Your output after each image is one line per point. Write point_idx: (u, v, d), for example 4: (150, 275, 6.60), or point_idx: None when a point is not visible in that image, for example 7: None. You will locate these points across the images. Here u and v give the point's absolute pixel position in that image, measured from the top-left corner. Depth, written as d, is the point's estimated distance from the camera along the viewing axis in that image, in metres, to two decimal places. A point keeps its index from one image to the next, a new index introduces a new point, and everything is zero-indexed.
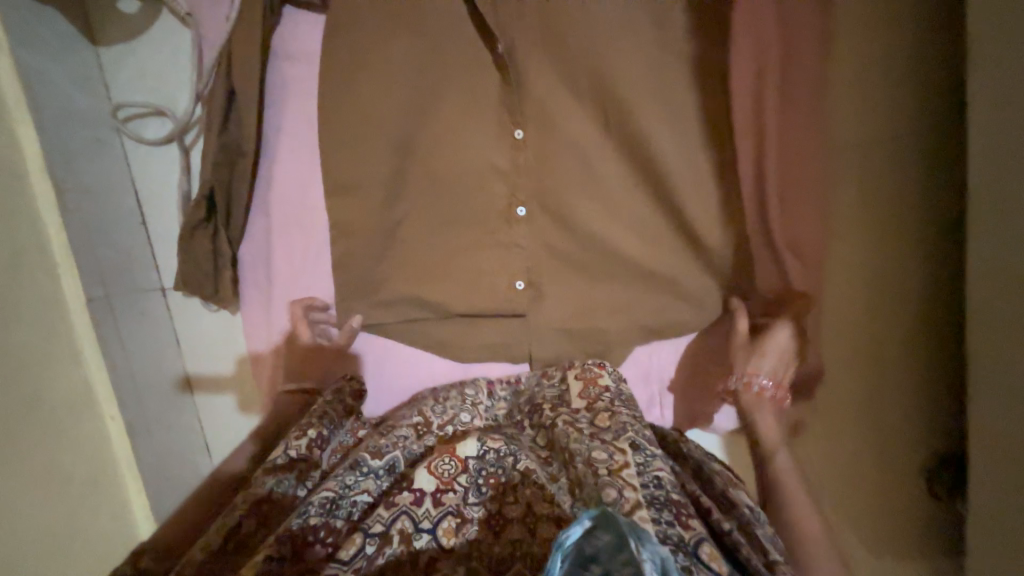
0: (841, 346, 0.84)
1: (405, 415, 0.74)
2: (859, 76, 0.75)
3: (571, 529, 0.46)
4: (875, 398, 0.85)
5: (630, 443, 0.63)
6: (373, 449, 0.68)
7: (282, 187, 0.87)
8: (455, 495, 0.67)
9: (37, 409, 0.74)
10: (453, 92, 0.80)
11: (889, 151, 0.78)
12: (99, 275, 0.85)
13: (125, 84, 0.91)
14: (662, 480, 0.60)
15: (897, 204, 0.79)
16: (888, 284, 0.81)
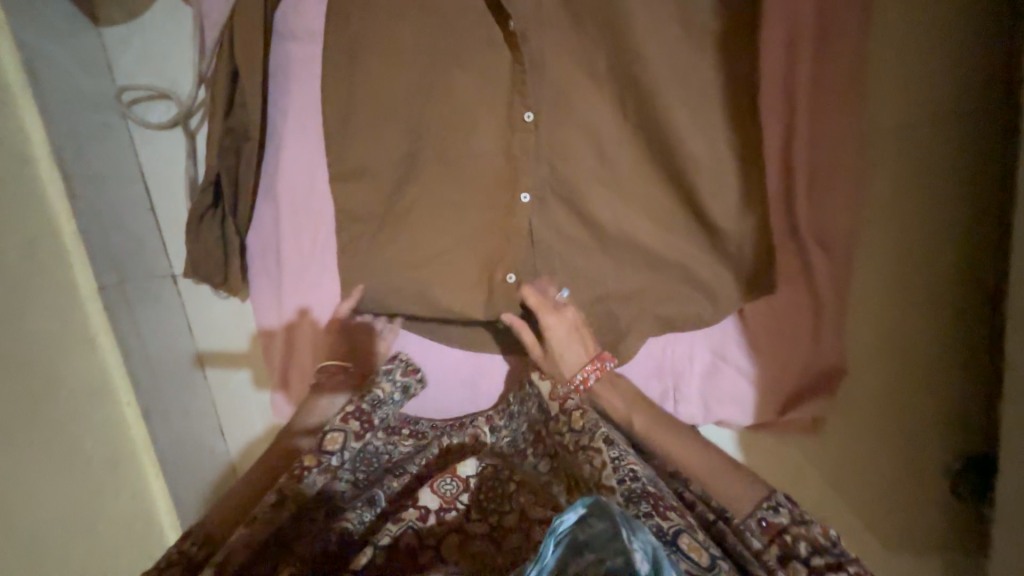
0: (866, 341, 0.80)
1: (411, 455, 0.74)
2: (898, 53, 0.71)
3: (564, 514, 0.42)
4: (900, 395, 0.81)
5: (602, 440, 0.62)
6: (387, 486, 0.69)
7: (290, 172, 0.86)
8: (458, 512, 0.67)
9: (55, 393, 0.75)
10: (461, 72, 0.76)
11: (931, 135, 0.72)
12: (112, 264, 0.84)
13: (130, 67, 0.88)
14: (637, 473, 0.59)
15: (936, 192, 0.74)
16: (920, 277, 0.76)
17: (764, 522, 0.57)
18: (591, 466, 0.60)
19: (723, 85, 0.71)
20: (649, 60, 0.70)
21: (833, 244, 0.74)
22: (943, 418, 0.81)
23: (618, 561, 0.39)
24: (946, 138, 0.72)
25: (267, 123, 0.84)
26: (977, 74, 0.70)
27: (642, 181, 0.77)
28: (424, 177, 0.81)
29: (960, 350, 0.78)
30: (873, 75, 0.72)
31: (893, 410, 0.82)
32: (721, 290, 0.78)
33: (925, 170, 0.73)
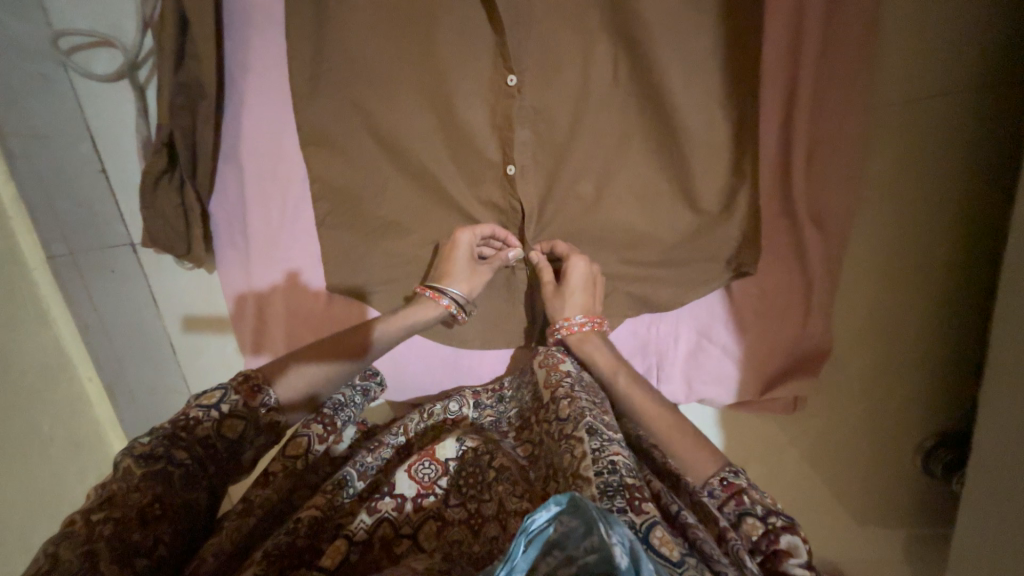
0: (858, 315, 0.78)
1: (390, 432, 0.67)
2: (914, 12, 0.64)
3: (537, 514, 0.36)
4: (881, 377, 0.81)
5: (586, 430, 0.55)
6: (360, 468, 0.61)
7: (254, 134, 0.78)
8: (437, 498, 0.61)
9: (10, 371, 0.73)
10: (439, 26, 0.69)
11: (938, 106, 0.68)
12: (59, 231, 0.79)
13: (66, 7, 0.76)
14: (619, 465, 0.51)
15: (936, 167, 0.70)
16: (914, 256, 0.74)
17: (725, 481, 0.54)
18: (571, 457, 0.54)
19: (724, 47, 0.66)
20: (645, 17, 0.64)
21: (829, 222, 0.71)
22: (923, 396, 0.81)
23: (592, 559, 0.36)
24: (962, 101, 0.67)
25: (225, 79, 0.75)
26: (1005, 32, 0.64)
27: (634, 153, 0.73)
28: (400, 144, 0.75)
29: (948, 322, 0.77)
30: (892, 35, 0.65)
31: (873, 389, 0.82)
32: (710, 270, 0.75)
33: (933, 140, 0.69)
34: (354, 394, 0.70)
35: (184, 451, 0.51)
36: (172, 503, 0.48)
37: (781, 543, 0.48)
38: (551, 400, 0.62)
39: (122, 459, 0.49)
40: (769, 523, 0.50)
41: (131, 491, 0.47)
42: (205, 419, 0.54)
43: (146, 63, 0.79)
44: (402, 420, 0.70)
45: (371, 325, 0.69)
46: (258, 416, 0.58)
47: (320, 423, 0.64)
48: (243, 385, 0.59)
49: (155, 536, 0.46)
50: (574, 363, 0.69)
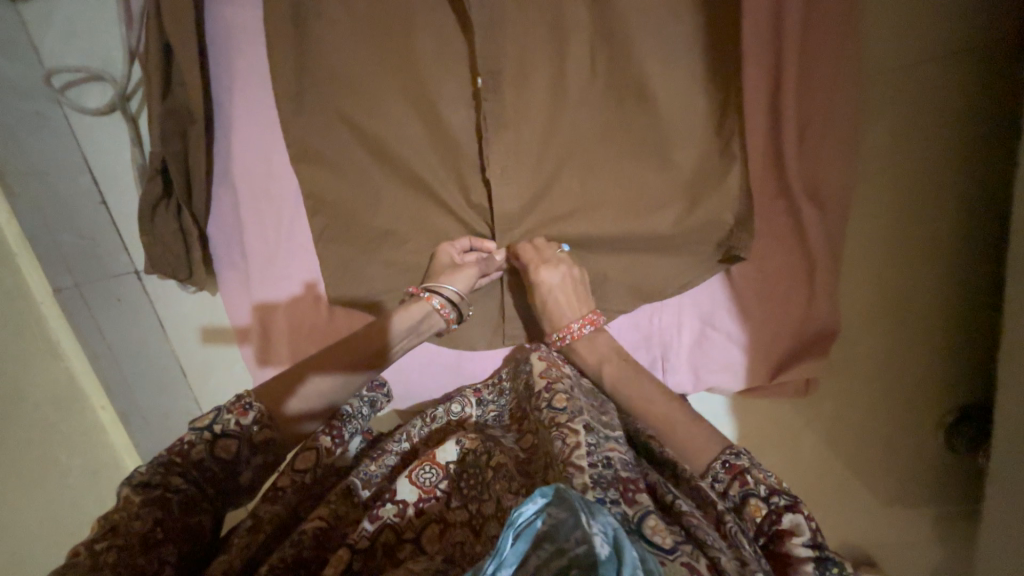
0: (863, 293, 0.77)
1: (393, 439, 0.68)
2: None
3: (524, 506, 0.37)
4: (894, 357, 0.79)
5: (582, 424, 0.56)
6: (363, 476, 0.62)
7: (244, 155, 0.79)
8: (437, 502, 0.60)
9: (24, 407, 0.73)
10: (416, 35, 0.70)
11: (932, 77, 0.66)
12: (64, 263, 0.80)
13: (58, 48, 0.78)
14: (613, 460, 0.53)
15: (936, 138, 0.69)
16: (919, 231, 0.72)
17: (726, 464, 0.54)
18: (563, 446, 0.53)
19: (702, 30, 0.66)
20: (621, 7, 0.65)
21: (826, 197, 0.69)
22: (940, 372, 0.78)
23: (581, 552, 0.35)
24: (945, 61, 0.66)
25: (214, 102, 0.77)
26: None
27: (622, 142, 0.72)
28: (388, 152, 0.75)
29: (959, 296, 0.74)
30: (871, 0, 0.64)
31: (889, 370, 0.79)
32: (708, 255, 0.74)
33: (930, 110, 0.68)
34: (361, 406, 0.69)
35: (179, 477, 0.52)
36: (173, 528, 0.49)
37: (783, 523, 0.48)
38: (546, 392, 0.63)
39: (122, 490, 0.50)
40: (772, 503, 0.49)
41: (132, 521, 0.47)
42: (196, 443, 0.55)
43: (136, 94, 0.81)
44: (406, 426, 0.70)
45: (375, 326, 0.68)
46: (250, 435, 0.57)
47: (327, 433, 0.63)
48: (236, 403, 0.58)
49: (159, 558, 0.47)
50: (573, 370, 0.70)
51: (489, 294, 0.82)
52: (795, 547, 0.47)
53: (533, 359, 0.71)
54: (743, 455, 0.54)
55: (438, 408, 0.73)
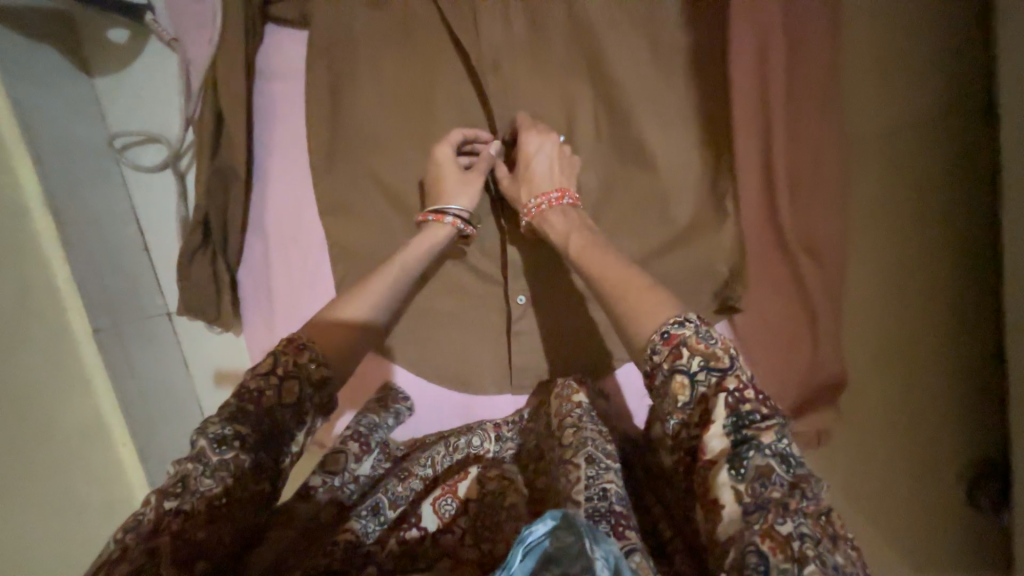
0: (866, 334, 0.77)
1: (419, 463, 0.67)
2: (875, 61, 0.71)
3: (535, 526, 0.37)
4: (911, 409, 0.77)
5: (584, 457, 0.56)
6: (391, 496, 0.62)
7: (278, 208, 0.87)
8: (455, 536, 0.61)
9: (53, 443, 0.75)
10: (438, 103, 0.78)
11: (919, 144, 0.71)
12: (105, 307, 0.85)
13: (121, 116, 0.91)
14: (610, 493, 0.52)
15: (927, 201, 0.72)
16: (918, 288, 0.74)
17: (675, 345, 0.51)
18: (566, 481, 0.55)
19: (695, 101, 0.73)
20: (621, 82, 0.72)
21: (823, 250, 0.72)
22: (950, 422, 0.76)
23: None
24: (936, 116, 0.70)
25: (255, 161, 0.85)
26: (973, 79, 0.68)
27: (625, 198, 0.76)
28: (409, 206, 0.82)
29: (969, 357, 0.74)
30: (853, 69, 0.71)
31: (905, 423, 0.78)
32: (711, 304, 0.76)
33: (919, 175, 0.72)
34: (388, 417, 0.74)
35: (247, 428, 0.52)
36: (239, 500, 0.51)
37: (761, 425, 0.46)
38: (558, 428, 0.63)
39: (196, 439, 0.50)
40: (744, 409, 0.46)
41: (203, 479, 0.49)
42: (265, 388, 0.54)
43: (187, 154, 0.91)
44: (430, 451, 0.69)
45: (380, 328, 0.66)
46: (308, 374, 0.57)
47: (357, 440, 0.67)
48: (289, 344, 0.58)
49: (217, 536, 0.49)
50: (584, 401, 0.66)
51: (498, 338, 0.84)
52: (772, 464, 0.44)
53: (552, 396, 0.70)
54: (760, 396, 0.48)
55: (460, 437, 0.72)
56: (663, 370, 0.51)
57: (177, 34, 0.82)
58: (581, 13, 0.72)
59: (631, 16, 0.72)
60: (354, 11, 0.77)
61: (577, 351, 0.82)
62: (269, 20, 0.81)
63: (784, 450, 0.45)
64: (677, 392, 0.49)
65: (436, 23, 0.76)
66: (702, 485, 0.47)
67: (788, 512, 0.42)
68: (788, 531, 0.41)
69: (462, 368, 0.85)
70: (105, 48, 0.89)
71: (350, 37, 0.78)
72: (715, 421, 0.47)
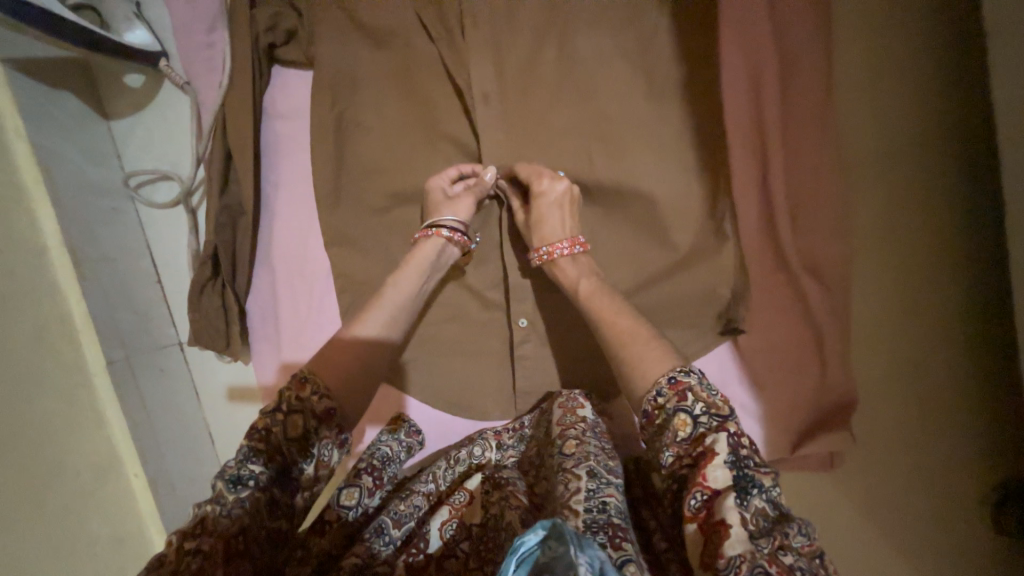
0: (874, 341, 0.75)
1: (421, 480, 0.69)
2: (869, 64, 0.70)
3: (526, 537, 0.37)
4: (924, 429, 0.75)
5: (586, 470, 0.55)
6: (394, 516, 0.62)
7: (284, 238, 0.89)
8: (458, 560, 0.60)
9: (67, 479, 0.76)
10: (437, 136, 0.80)
11: (906, 150, 0.71)
12: (118, 340, 0.87)
13: (136, 156, 0.96)
14: (609, 506, 0.51)
15: (919, 204, 0.71)
16: (912, 297, 0.73)
17: (672, 379, 0.55)
18: (565, 489, 0.54)
19: (691, 125, 0.74)
20: (616, 109, 0.74)
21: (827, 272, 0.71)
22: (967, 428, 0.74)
23: None
24: (926, 129, 0.70)
25: (262, 195, 0.88)
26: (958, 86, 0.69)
27: (622, 222, 0.77)
28: (411, 235, 0.83)
29: (976, 370, 0.72)
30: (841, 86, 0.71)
31: (914, 440, 0.75)
32: (713, 325, 0.75)
33: (910, 181, 0.71)
34: (400, 450, 0.74)
35: (261, 465, 0.54)
36: (255, 537, 0.52)
37: (761, 468, 0.48)
38: (557, 436, 0.64)
39: (216, 483, 0.53)
40: (747, 453, 0.49)
41: (224, 515, 0.50)
42: (272, 425, 0.56)
43: (197, 190, 0.95)
44: (432, 467, 0.72)
45: (393, 345, 0.67)
46: (312, 406, 0.58)
47: (369, 474, 0.67)
48: (296, 380, 0.59)
49: (235, 570, 0.48)
50: (593, 412, 0.68)
51: (501, 365, 0.84)
52: (773, 508, 0.47)
53: (553, 405, 0.71)
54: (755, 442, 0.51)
55: (461, 450, 0.74)
56: (666, 410, 0.54)
57: (188, 78, 0.86)
58: (575, 46, 0.74)
59: (624, 46, 0.73)
60: (356, 51, 0.80)
61: (580, 377, 0.82)
62: (274, 62, 0.85)
63: (775, 495, 0.48)
64: (679, 428, 0.52)
65: (435, 59, 0.78)
66: (703, 511, 0.47)
67: (785, 546, 0.45)
68: (789, 560, 0.43)
69: (465, 395, 0.85)
70: (122, 92, 0.94)
71: (353, 76, 0.81)
72: (718, 454, 0.48)
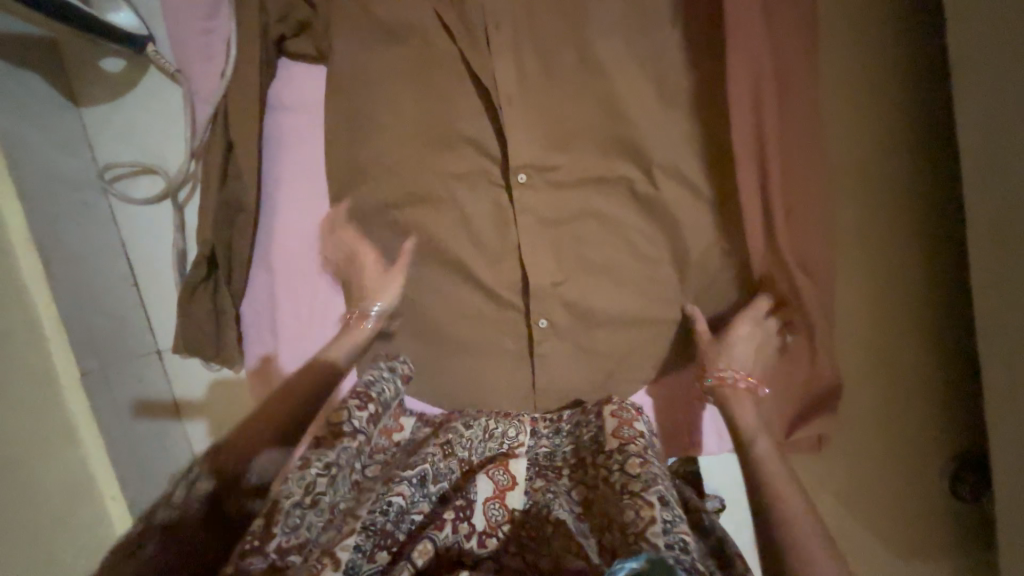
0: (859, 316, 0.84)
1: (461, 443, 0.69)
2: (849, 59, 0.80)
3: (624, 564, 0.45)
4: (892, 393, 0.84)
5: (658, 497, 0.56)
6: (436, 473, 0.64)
7: (286, 239, 0.84)
8: (497, 543, 0.62)
9: (38, 504, 0.68)
10: (453, 134, 0.80)
11: (882, 133, 0.81)
12: (93, 347, 0.79)
13: (111, 145, 0.88)
14: (688, 545, 0.54)
15: (891, 180, 0.81)
16: (887, 265, 0.82)
17: None
18: (638, 517, 0.55)
19: (696, 135, 0.80)
20: (629, 117, 0.79)
21: (817, 270, 0.78)
22: (936, 378, 0.84)
23: None
24: (900, 113, 0.80)
25: (263, 192, 0.83)
26: (924, 75, 0.79)
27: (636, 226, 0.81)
28: (426, 235, 0.83)
29: (941, 324, 0.83)
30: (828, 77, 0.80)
31: (888, 404, 0.85)
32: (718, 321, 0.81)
33: (885, 160, 0.81)
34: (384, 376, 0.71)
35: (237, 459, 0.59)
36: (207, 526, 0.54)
37: None
38: (619, 451, 0.64)
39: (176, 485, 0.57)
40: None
41: (164, 509, 0.54)
42: (251, 429, 0.64)
43: (186, 185, 0.89)
44: (472, 429, 0.72)
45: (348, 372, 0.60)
46: (297, 416, 0.67)
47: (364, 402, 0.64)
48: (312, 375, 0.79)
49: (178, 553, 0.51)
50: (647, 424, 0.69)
51: (516, 363, 0.85)
52: None
53: (605, 414, 0.71)
54: None
55: (483, 421, 0.74)
56: None
57: (180, 66, 0.81)
58: (591, 55, 0.78)
59: (637, 57, 0.78)
60: (369, 48, 0.79)
61: (595, 373, 0.84)
62: (281, 54, 0.82)
63: None
64: None
65: (452, 60, 0.79)
66: None
67: None
68: None
69: (479, 397, 0.84)
70: (95, 75, 0.86)
71: (367, 73, 0.80)
72: None
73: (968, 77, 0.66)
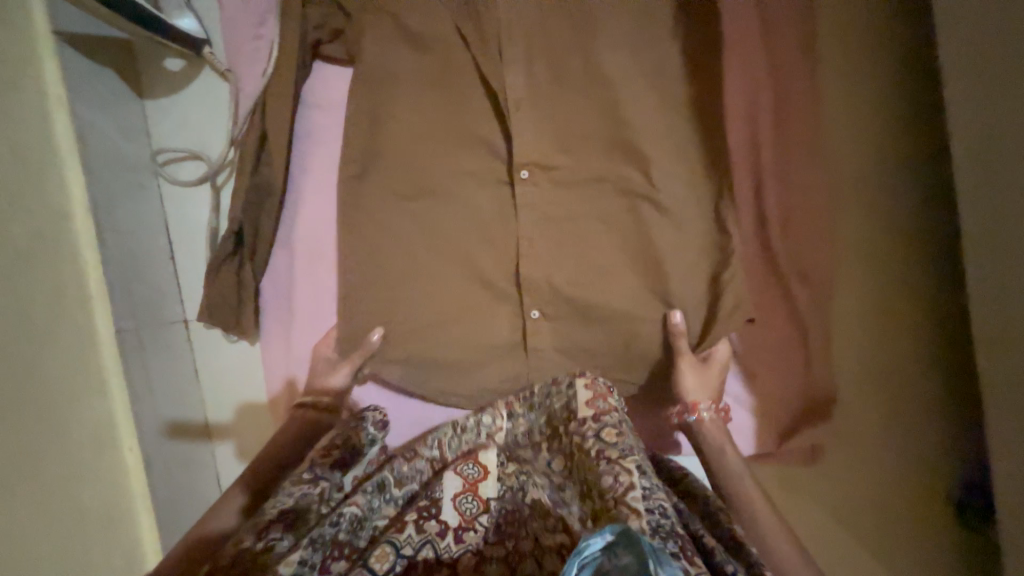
0: (858, 326, 0.84)
1: (425, 445, 0.75)
2: (850, 70, 0.82)
3: (591, 538, 0.45)
4: (891, 405, 0.84)
5: (636, 466, 0.58)
6: (397, 474, 0.70)
7: (307, 225, 0.92)
8: (477, 534, 0.69)
9: (65, 446, 0.74)
10: (464, 134, 0.87)
11: (884, 141, 0.82)
12: (129, 310, 0.87)
13: (166, 134, 0.99)
14: (667, 510, 0.55)
15: (891, 187, 0.83)
16: (890, 273, 0.83)
17: None
18: (617, 483, 0.57)
19: (699, 141, 0.82)
20: (634, 120, 0.81)
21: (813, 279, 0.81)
22: (938, 389, 0.83)
23: None
24: (899, 122, 0.82)
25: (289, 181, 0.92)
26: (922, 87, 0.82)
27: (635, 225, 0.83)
28: (434, 226, 0.88)
29: (944, 333, 0.82)
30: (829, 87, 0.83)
31: (891, 415, 0.83)
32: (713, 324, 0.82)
33: (887, 167, 0.82)
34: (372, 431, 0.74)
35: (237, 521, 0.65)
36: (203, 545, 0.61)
37: None
38: (592, 420, 0.65)
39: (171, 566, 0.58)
40: None
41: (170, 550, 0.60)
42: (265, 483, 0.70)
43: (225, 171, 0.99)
44: (437, 433, 0.77)
45: None
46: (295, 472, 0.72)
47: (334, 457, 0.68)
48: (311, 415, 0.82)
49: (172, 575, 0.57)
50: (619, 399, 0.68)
51: (510, 352, 0.87)
52: None
53: (578, 384, 0.69)
54: None
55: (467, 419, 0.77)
56: None
57: (229, 64, 0.91)
58: (599, 60, 0.81)
59: (642, 65, 0.82)
60: (394, 52, 0.87)
61: (588, 368, 0.86)
62: (315, 58, 0.91)
63: None
64: None
65: (467, 66, 0.86)
66: None
67: None
68: None
69: (473, 381, 0.88)
70: (160, 74, 0.98)
71: (390, 74, 0.87)
72: None
73: (966, 86, 0.69)
